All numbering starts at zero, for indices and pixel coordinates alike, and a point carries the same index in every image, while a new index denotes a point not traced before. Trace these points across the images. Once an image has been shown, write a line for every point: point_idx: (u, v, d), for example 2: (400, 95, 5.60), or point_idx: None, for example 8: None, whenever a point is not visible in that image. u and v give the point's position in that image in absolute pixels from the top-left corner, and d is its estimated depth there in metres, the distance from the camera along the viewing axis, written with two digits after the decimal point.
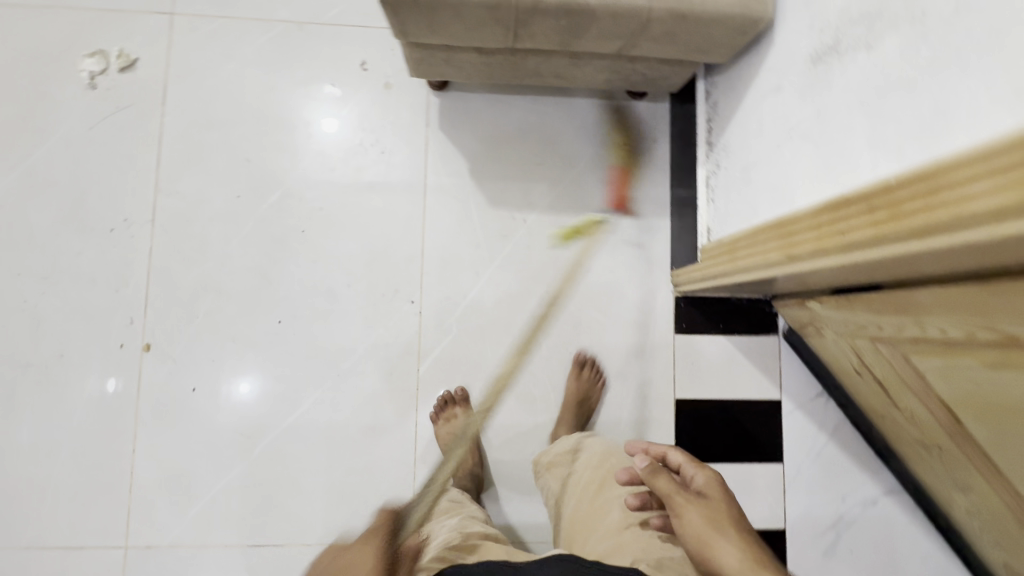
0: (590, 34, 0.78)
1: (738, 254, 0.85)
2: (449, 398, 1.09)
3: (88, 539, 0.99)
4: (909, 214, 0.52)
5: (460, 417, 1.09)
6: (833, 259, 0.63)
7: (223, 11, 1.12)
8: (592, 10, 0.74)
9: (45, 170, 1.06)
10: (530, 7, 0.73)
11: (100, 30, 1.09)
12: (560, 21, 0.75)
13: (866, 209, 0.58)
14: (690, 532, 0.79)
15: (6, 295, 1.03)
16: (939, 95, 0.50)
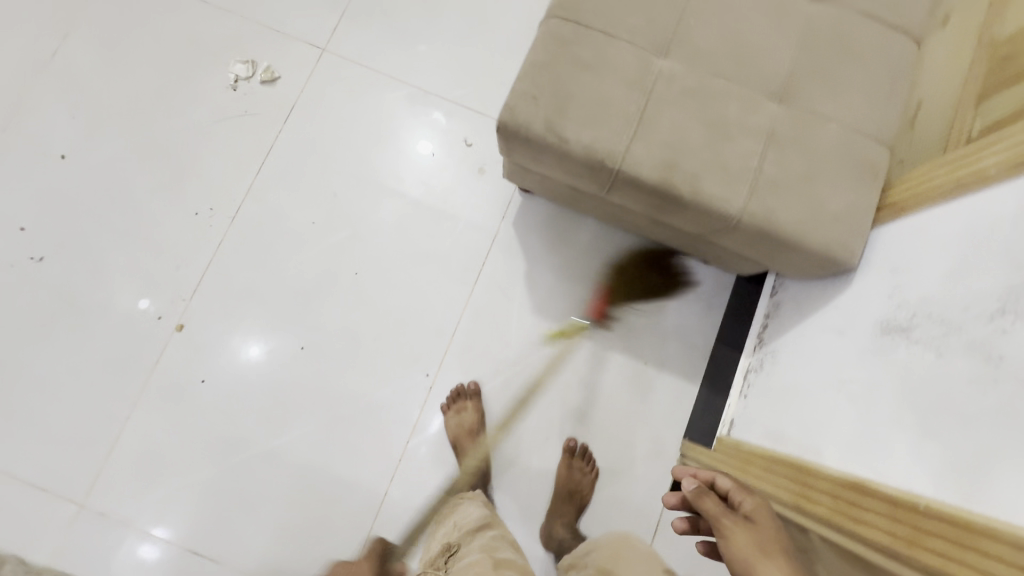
0: (676, 217, 0.80)
1: (751, 467, 0.82)
2: (461, 392, 1.10)
3: (54, 484, 1.03)
4: (926, 547, 0.49)
5: (470, 413, 1.09)
6: (840, 540, 0.60)
7: (366, 62, 1.23)
8: (684, 202, 0.75)
9: (164, 143, 1.16)
10: (628, 180, 0.76)
11: (260, 45, 1.22)
12: (651, 199, 0.77)
13: (888, 512, 0.55)
14: (743, 562, 0.62)
15: (83, 237, 1.12)
16: (993, 449, 0.49)
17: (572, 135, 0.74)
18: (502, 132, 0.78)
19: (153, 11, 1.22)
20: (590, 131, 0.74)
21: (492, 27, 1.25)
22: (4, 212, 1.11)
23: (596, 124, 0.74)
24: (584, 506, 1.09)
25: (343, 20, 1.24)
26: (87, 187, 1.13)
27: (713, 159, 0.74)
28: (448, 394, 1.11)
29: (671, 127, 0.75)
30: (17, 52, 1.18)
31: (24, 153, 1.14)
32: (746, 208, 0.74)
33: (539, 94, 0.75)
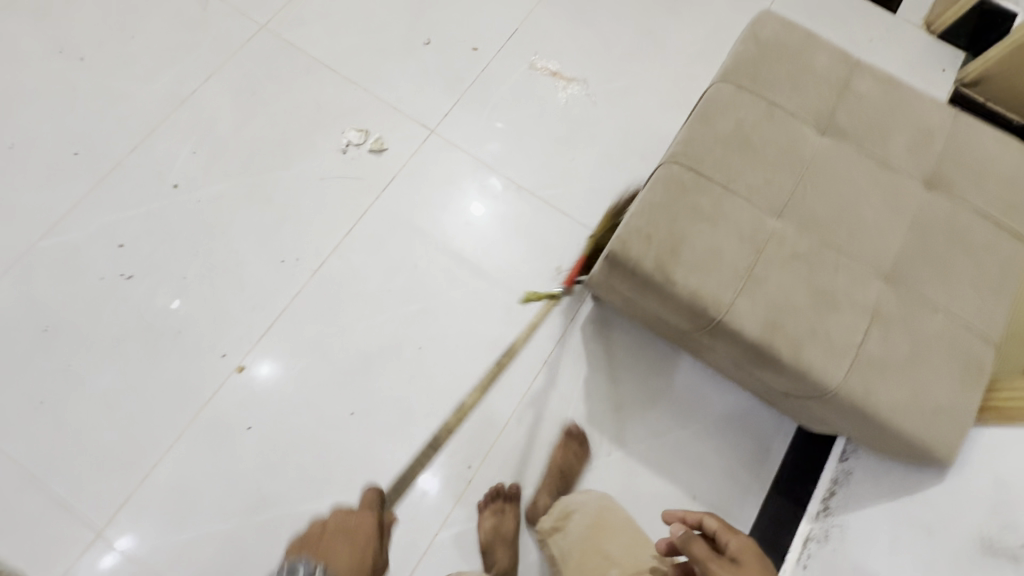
0: (767, 372, 0.79)
1: None
2: (501, 491, 1.07)
3: (80, 505, 1.01)
4: None
5: (506, 516, 1.04)
6: None
7: (469, 149, 1.30)
8: (782, 364, 0.75)
9: (269, 189, 1.23)
10: (728, 330, 0.76)
11: (376, 117, 1.31)
12: (747, 352, 0.77)
13: None
14: None
15: (174, 263, 1.16)
16: None
17: (681, 278, 0.76)
18: (608, 259, 0.79)
19: (289, 71, 1.33)
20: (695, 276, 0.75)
21: (592, 138, 1.32)
22: (111, 227, 1.17)
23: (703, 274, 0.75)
24: None
25: (455, 108, 1.33)
26: (190, 217, 1.20)
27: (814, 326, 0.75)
28: (487, 492, 1.07)
29: (775, 286, 0.75)
30: (162, 85, 1.29)
31: (143, 176, 1.22)
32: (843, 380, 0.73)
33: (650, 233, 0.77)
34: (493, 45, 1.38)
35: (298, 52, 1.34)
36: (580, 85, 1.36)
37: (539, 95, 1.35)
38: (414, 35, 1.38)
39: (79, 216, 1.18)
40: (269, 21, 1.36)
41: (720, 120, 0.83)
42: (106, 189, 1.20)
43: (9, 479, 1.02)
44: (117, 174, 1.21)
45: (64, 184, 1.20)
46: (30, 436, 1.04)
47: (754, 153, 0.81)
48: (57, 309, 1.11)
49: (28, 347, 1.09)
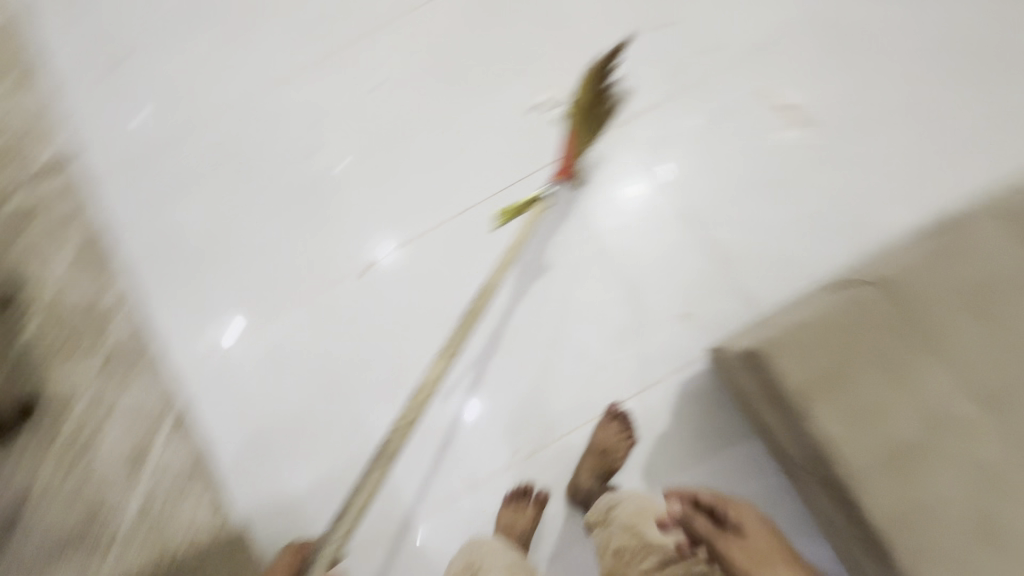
0: (851, 525, 0.77)
1: None
2: (526, 492, 1.07)
3: (209, 324, 1.20)
4: None
5: (525, 517, 1.06)
6: None
7: (652, 154, 1.21)
8: (873, 529, 0.73)
9: (450, 124, 1.27)
10: (840, 470, 0.74)
11: (575, 87, 1.25)
12: (846, 499, 0.75)
13: None
14: None
15: (349, 158, 1.26)
16: None
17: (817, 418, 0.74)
18: (758, 348, 0.77)
19: (514, 12, 1.30)
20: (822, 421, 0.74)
21: (788, 194, 1.16)
22: (313, 107, 1.29)
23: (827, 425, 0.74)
24: None
25: (657, 107, 1.23)
26: (376, 123, 1.27)
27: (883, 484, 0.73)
28: (512, 488, 1.08)
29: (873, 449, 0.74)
30: None
31: (353, 69, 1.30)
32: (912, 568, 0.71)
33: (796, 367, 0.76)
34: (728, 54, 1.23)
35: None
36: (805, 131, 1.18)
37: (753, 125, 1.20)
38: (649, 15, 1.27)
39: (293, 87, 1.30)
40: None
41: (963, 270, 0.78)
42: (321, 70, 1.31)
43: (171, 277, 1.23)
44: (333, 60, 1.31)
45: (292, 54, 1.32)
46: (195, 256, 1.23)
47: (981, 316, 0.76)
48: (251, 158, 1.27)
49: (218, 183, 1.26)
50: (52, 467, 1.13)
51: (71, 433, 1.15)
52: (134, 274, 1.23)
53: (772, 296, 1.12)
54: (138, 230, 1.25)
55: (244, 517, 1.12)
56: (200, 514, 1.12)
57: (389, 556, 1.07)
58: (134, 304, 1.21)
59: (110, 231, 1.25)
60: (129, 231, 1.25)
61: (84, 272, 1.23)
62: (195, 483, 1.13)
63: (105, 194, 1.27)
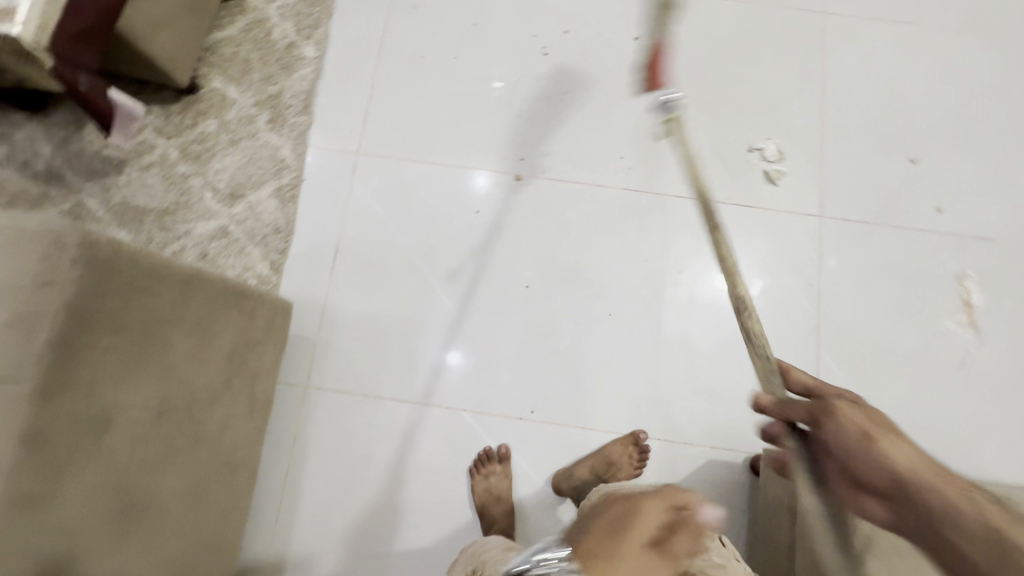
0: None
1: None
2: (494, 455, 1.07)
3: (369, 127, 1.24)
4: None
5: (494, 478, 1.06)
6: None
7: (823, 259, 1.18)
8: None
9: (675, 109, 1.24)
10: None
11: (802, 158, 1.22)
12: None
13: None
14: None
15: (571, 79, 1.27)
16: None
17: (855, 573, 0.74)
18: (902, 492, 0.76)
19: (794, 59, 1.27)
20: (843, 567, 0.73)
21: (916, 380, 1.12)
22: (573, 17, 1.30)
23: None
24: None
25: (858, 223, 1.19)
26: (614, 67, 1.27)
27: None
28: (478, 453, 1.08)
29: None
30: None
31: (627, 11, 1.30)
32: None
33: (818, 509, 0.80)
34: (953, 224, 1.19)
35: (817, 55, 1.28)
36: (970, 336, 1.14)
37: (928, 298, 1.16)
38: (907, 146, 1.23)
39: None
40: (831, 14, 1.30)
41: None
42: None
43: (366, 70, 1.27)
44: None
45: None
46: (395, 66, 1.27)
47: None
48: (494, 22, 1.30)
49: (455, 23, 1.29)
50: (181, 149, 1.21)
51: (210, 132, 1.22)
52: (339, 45, 1.28)
53: None
54: (368, 14, 1.30)
55: (287, 294, 1.15)
56: (257, 265, 1.16)
57: (380, 410, 1.11)
58: (324, 69, 1.26)
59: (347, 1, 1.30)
60: (360, 11, 1.30)
61: (304, 17, 1.29)
62: (271, 239, 1.17)
63: None
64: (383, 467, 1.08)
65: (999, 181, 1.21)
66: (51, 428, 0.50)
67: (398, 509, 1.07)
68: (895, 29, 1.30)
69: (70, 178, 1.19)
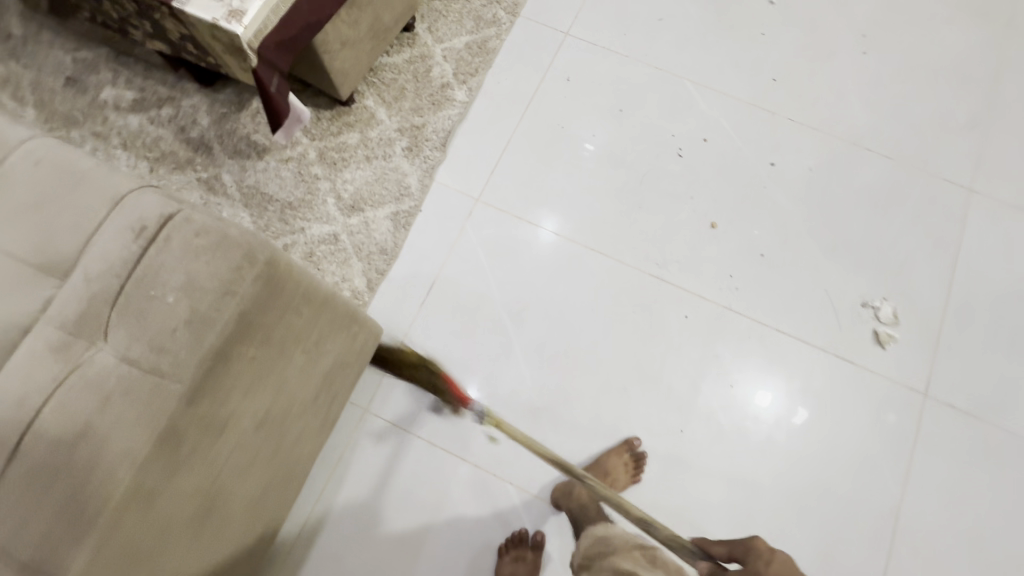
0: None
1: None
2: (524, 538, 1.04)
3: (495, 179, 1.28)
4: None
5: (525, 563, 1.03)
6: None
7: (918, 440, 1.11)
8: None
9: (795, 244, 1.23)
10: None
11: (916, 328, 1.17)
12: None
13: None
14: None
15: (699, 185, 1.27)
16: None
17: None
18: None
19: (929, 227, 1.24)
20: None
21: None
22: (716, 130, 1.32)
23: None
24: None
25: (963, 413, 1.12)
26: (743, 186, 1.27)
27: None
28: (505, 536, 1.05)
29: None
30: (864, 122, 1.32)
31: (769, 137, 1.31)
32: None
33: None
34: None
35: (954, 229, 1.24)
36: None
37: None
38: None
39: (716, 102, 1.34)
40: (977, 192, 1.27)
41: None
42: (747, 113, 1.33)
43: (507, 127, 1.32)
44: (763, 116, 1.33)
45: (740, 82, 1.36)
46: (534, 129, 1.32)
47: None
48: (638, 114, 1.33)
49: (601, 105, 1.34)
50: (320, 152, 1.28)
51: (350, 144, 1.29)
52: (488, 97, 1.34)
53: None
54: (522, 76, 1.36)
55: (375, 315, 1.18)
56: (355, 279, 1.19)
57: (428, 455, 1.10)
58: (468, 115, 1.33)
59: (507, 60, 1.37)
60: (515, 71, 1.36)
61: (465, 64, 1.36)
62: (375, 258, 1.21)
63: (528, 36, 1.40)
64: (417, 515, 1.06)
65: None
66: (183, 428, 0.51)
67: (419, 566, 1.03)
68: None
69: (217, 153, 1.28)
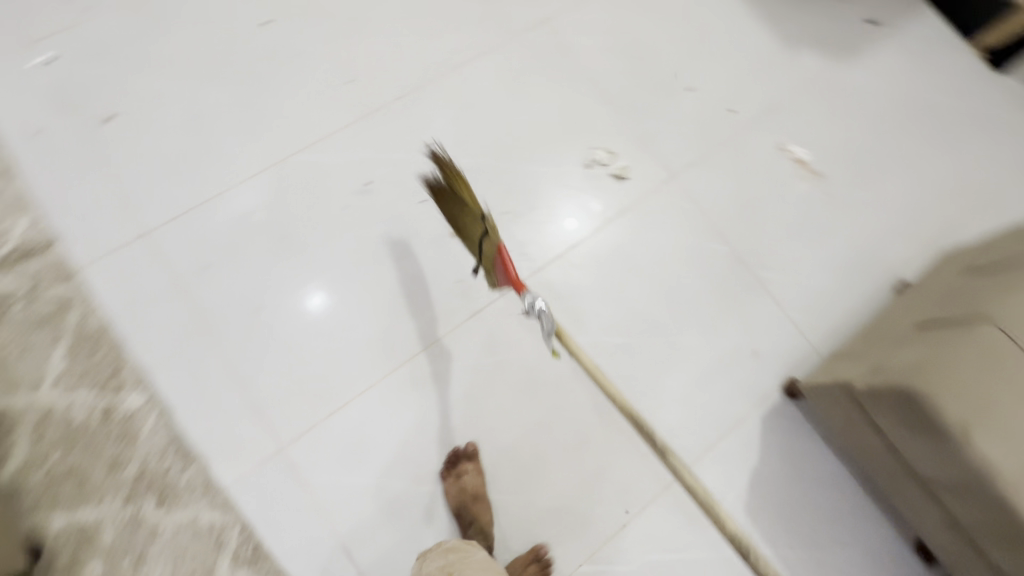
0: None
1: None
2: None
3: (271, 415, 1.05)
4: None
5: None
6: None
7: (700, 204, 1.31)
8: None
9: (510, 179, 1.25)
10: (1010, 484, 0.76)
11: (625, 145, 1.32)
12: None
13: None
14: None
15: (410, 219, 1.19)
16: None
17: (942, 409, 0.79)
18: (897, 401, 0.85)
19: (555, 72, 1.35)
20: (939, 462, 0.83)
21: (818, 236, 1.32)
22: (363, 164, 1.20)
23: (919, 435, 0.84)
24: None
25: (697, 160, 1.34)
26: (434, 181, 1.22)
27: (988, 522, 0.81)
28: None
29: (947, 465, 0.82)
30: (440, 43, 1.32)
31: (402, 127, 1.24)
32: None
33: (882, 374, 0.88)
34: (748, 114, 1.40)
35: (568, 57, 1.37)
36: (820, 181, 1.37)
37: (778, 177, 1.36)
38: (678, 80, 1.40)
39: (335, 143, 1.21)
40: (550, 18, 1.39)
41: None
42: (367, 124, 1.23)
43: (215, 367, 1.06)
44: (379, 117, 1.24)
45: (331, 108, 1.23)
46: (240, 336, 1.08)
47: None
48: (297, 224, 1.15)
49: (261, 250, 1.13)
50: None
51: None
52: (163, 364, 1.04)
53: (825, 327, 1.25)
54: (164, 312, 1.07)
55: None
56: None
57: None
58: (170, 400, 1.03)
59: (129, 315, 1.06)
60: (152, 315, 1.06)
61: (97, 372, 1.02)
62: None
63: (117, 272, 1.08)
64: None
65: (747, 64, 1.45)
66: None
67: None
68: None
69: None
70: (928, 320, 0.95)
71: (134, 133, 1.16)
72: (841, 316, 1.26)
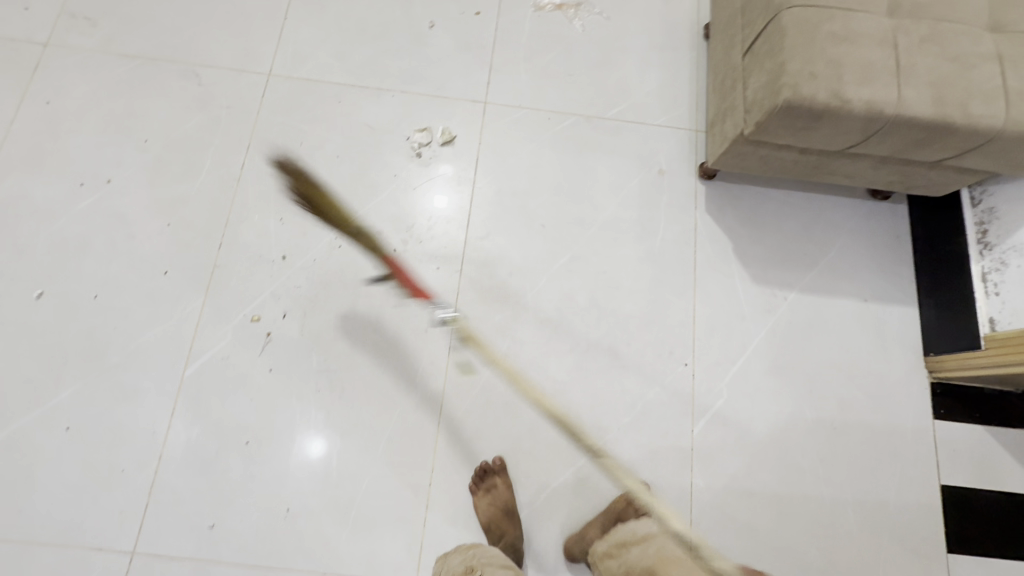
0: (971, 109, 0.87)
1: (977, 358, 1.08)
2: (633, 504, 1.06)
3: (383, 571, 1.02)
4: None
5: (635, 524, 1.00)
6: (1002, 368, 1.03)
7: (525, 103, 1.31)
8: (955, 83, 0.87)
9: (373, 221, 1.21)
10: (894, 105, 0.87)
11: (429, 112, 1.29)
12: (926, 110, 0.87)
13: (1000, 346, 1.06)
14: None
15: (331, 326, 1.14)
16: None
17: (813, 96, 0.86)
18: (783, 122, 0.91)
19: (320, 108, 1.28)
20: (840, 132, 0.91)
21: (625, 47, 1.37)
22: (250, 323, 1.12)
23: (815, 127, 0.91)
24: (911, 390, 1.17)
25: (492, 73, 1.33)
26: (318, 281, 1.16)
27: (905, 140, 0.91)
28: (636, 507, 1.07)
29: (847, 130, 0.90)
30: (206, 172, 1.21)
31: (247, 266, 1.16)
32: (952, 124, 0.87)
33: (753, 111, 0.95)
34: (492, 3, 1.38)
35: (318, 86, 1.29)
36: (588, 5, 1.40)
37: (558, 30, 1.37)
38: (416, 24, 1.35)
39: (209, 329, 1.12)
40: (271, 69, 1.29)
41: None
42: (218, 291, 1.14)
43: None
44: (221, 276, 1.15)
45: (175, 308, 1.12)
46: (296, 542, 1.02)
47: None
48: (249, 420, 1.08)
49: (242, 468, 1.05)
50: None
51: None
52: None
53: (688, 108, 1.32)
54: None
55: None
56: None
57: (702, 522, 1.09)
58: None
59: None
60: None
61: None
62: None
63: None
64: (751, 508, 1.10)
65: None
66: None
67: (798, 493, 1.11)
68: (292, 16, 1.33)
69: None
70: (747, 44, 1.01)
71: (28, 490, 1.01)
72: (691, 90, 1.34)
